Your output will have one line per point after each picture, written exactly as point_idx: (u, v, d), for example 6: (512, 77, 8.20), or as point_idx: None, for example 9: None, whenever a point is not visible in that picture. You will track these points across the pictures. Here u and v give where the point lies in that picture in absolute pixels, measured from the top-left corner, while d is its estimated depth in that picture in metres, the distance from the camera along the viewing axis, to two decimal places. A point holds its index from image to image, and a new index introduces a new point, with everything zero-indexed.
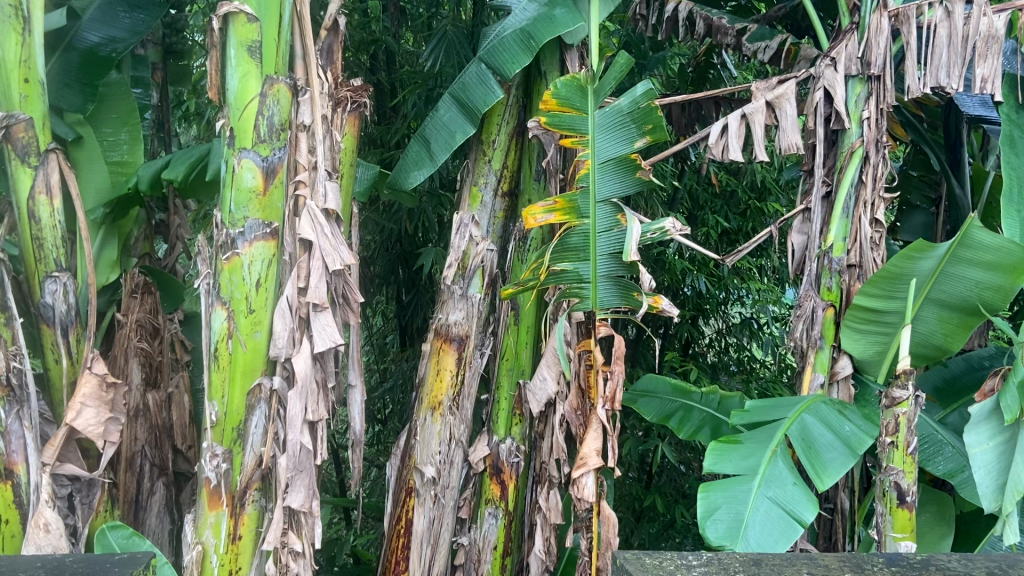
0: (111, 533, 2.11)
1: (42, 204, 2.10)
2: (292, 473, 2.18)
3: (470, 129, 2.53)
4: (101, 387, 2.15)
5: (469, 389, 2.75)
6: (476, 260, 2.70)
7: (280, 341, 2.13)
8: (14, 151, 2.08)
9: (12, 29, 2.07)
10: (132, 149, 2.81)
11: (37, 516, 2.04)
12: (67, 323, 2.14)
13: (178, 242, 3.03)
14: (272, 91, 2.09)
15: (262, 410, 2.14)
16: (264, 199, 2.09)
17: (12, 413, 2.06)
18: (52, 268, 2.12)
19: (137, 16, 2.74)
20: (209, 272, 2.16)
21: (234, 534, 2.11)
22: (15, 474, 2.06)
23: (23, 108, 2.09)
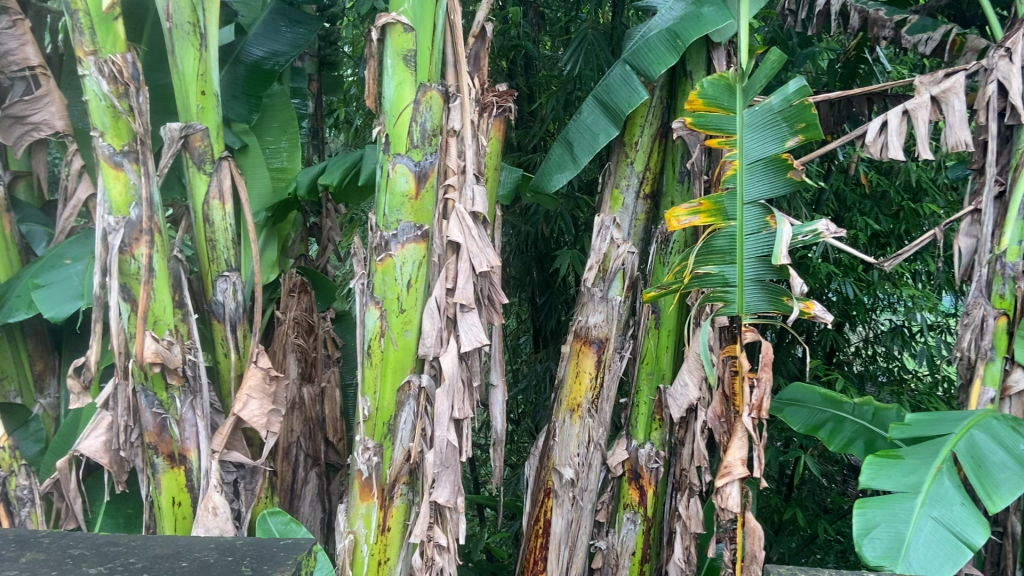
0: (271, 518, 2.23)
1: (216, 208, 2.26)
2: (438, 469, 2.24)
3: (614, 131, 2.52)
4: (265, 380, 2.29)
5: (609, 392, 2.73)
6: (617, 262, 2.69)
7: (429, 340, 2.22)
8: (192, 159, 2.25)
9: (192, 45, 2.22)
10: (291, 155, 2.96)
11: (207, 500, 2.19)
12: (235, 319, 2.31)
13: (330, 244, 3.21)
14: (426, 98, 2.18)
15: (411, 407, 2.23)
16: (416, 202, 2.18)
17: (187, 402, 2.24)
18: (223, 268, 2.28)
19: (298, 30, 2.91)
20: (364, 273, 2.30)
21: (384, 526, 2.22)
22: (189, 460, 2.23)
23: (200, 119, 2.25)
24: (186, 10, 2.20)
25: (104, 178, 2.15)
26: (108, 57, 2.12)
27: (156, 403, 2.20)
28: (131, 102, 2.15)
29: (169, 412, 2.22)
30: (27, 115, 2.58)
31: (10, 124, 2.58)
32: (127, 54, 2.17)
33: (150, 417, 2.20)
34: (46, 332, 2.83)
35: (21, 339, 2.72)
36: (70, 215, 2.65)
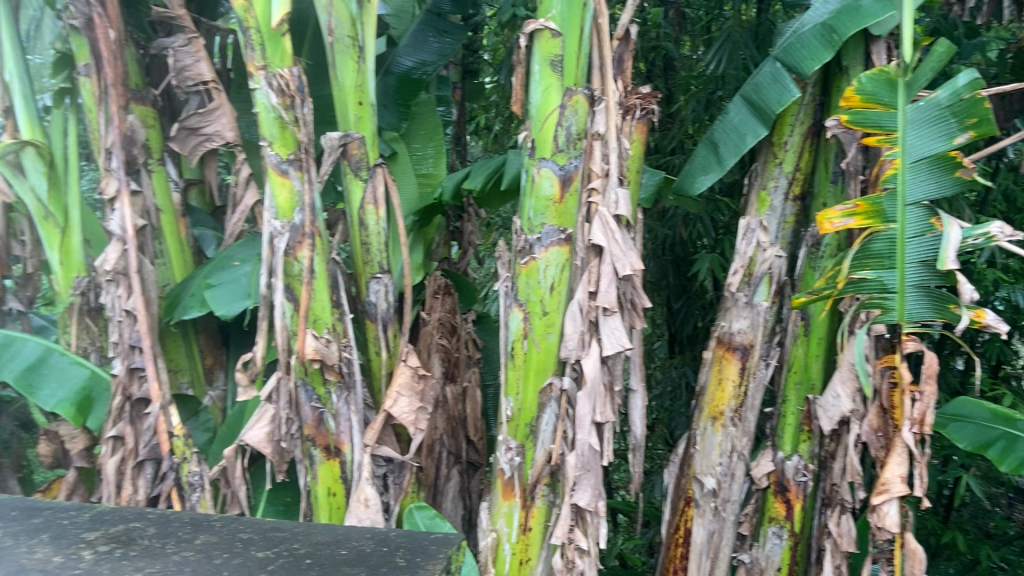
0: (418, 513, 2.37)
1: (370, 213, 2.39)
2: (580, 473, 2.25)
3: (762, 131, 2.45)
4: (414, 378, 2.39)
5: (754, 401, 2.64)
6: (764, 266, 2.60)
7: (570, 342, 2.25)
8: (350, 166, 2.39)
9: (351, 57, 2.35)
10: (436, 162, 3.07)
11: (360, 492, 2.34)
12: (387, 320, 2.45)
13: (471, 247, 3.29)
14: (571, 102, 2.22)
15: (553, 408, 2.30)
16: (560, 206, 2.23)
17: (342, 398, 2.39)
18: (376, 270, 2.41)
19: (444, 40, 3.00)
20: (507, 275, 2.37)
21: (525, 526, 2.30)
22: (343, 453, 2.39)
23: (358, 128, 2.38)
24: (346, 25, 2.33)
25: (272, 185, 2.32)
26: (276, 71, 2.28)
27: (315, 397, 2.36)
28: (296, 113, 2.31)
29: (326, 406, 2.38)
30: (201, 127, 2.80)
31: (187, 135, 2.82)
32: (293, 68, 2.31)
33: (309, 411, 2.37)
34: (216, 329, 3.09)
35: (193, 334, 3.00)
36: (239, 219, 2.95)
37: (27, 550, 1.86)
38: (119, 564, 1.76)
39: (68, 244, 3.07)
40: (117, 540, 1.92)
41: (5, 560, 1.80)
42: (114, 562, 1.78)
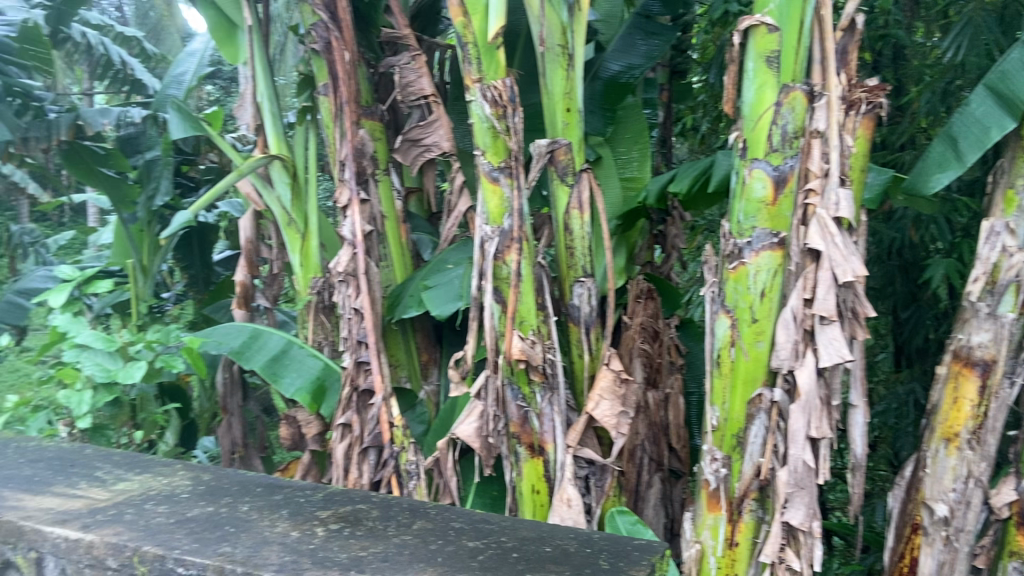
0: (620, 517, 2.38)
1: (575, 218, 2.56)
2: (791, 489, 2.20)
3: (1009, 122, 2.21)
4: (615, 382, 2.49)
5: (997, 423, 2.37)
6: (1010, 273, 2.32)
7: (783, 352, 2.20)
8: (557, 172, 2.57)
9: (561, 65, 2.54)
10: (641, 165, 3.08)
11: (563, 492, 2.44)
12: (589, 322, 2.59)
13: (674, 251, 3.25)
14: (788, 99, 2.16)
15: (762, 420, 2.24)
16: (773, 208, 2.19)
17: (546, 398, 2.51)
18: (580, 274, 2.58)
19: (652, 42, 3.07)
20: (715, 280, 2.36)
21: (732, 540, 2.29)
22: (547, 452, 2.51)
23: (565, 134, 2.57)
24: (557, 34, 2.51)
25: (485, 192, 2.52)
26: (491, 82, 2.46)
27: (520, 396, 2.52)
28: (508, 121, 2.45)
29: (531, 406, 2.53)
30: (422, 138, 3.01)
31: (409, 146, 3.03)
32: (506, 79, 2.48)
33: (515, 409, 2.53)
34: (431, 327, 3.30)
35: (411, 332, 3.22)
36: (452, 224, 3.18)
37: (269, 524, 2.10)
38: (347, 541, 1.95)
39: (308, 247, 3.43)
40: (345, 519, 2.10)
41: (253, 531, 2.04)
42: (344, 539, 1.96)
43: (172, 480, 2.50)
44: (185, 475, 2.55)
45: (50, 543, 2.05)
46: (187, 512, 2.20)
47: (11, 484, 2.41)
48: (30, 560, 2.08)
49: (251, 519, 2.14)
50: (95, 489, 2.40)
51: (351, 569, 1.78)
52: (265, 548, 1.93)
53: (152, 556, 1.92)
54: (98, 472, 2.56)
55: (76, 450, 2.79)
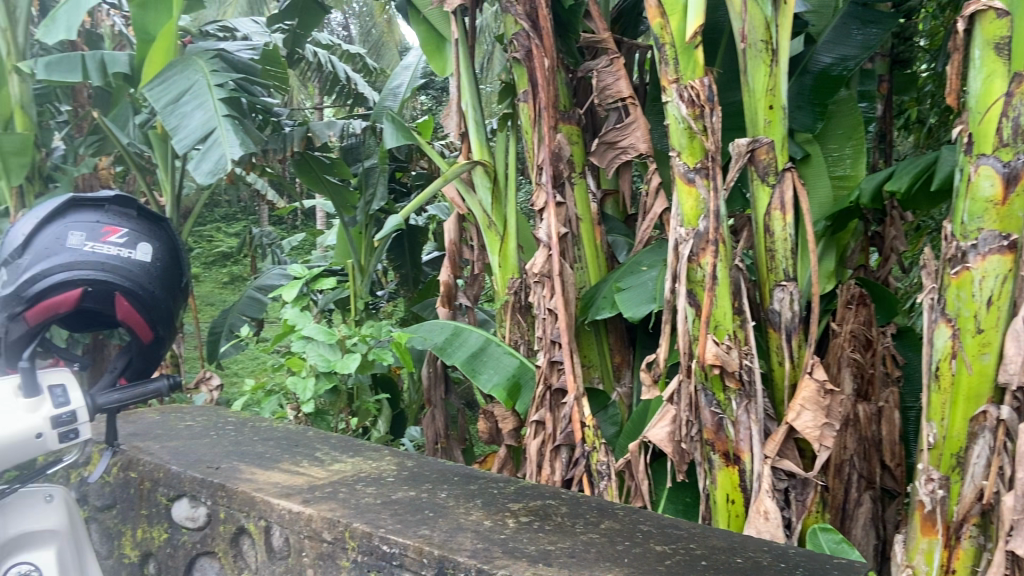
0: (822, 535, 2.25)
1: (777, 219, 2.47)
2: (1018, 516, 1.95)
3: None
4: (819, 393, 2.36)
5: None
6: None
7: (1011, 366, 1.99)
8: (757, 172, 2.48)
9: (763, 62, 2.46)
10: (855, 162, 2.91)
11: (759, 504, 2.35)
12: (791, 328, 2.48)
13: (893, 254, 2.99)
14: (1022, 89, 1.95)
15: (987, 440, 2.03)
16: (1003, 208, 1.98)
17: (741, 405, 2.43)
18: (781, 278, 2.47)
19: (869, 31, 2.90)
20: (933, 286, 2.17)
21: (947, 567, 2.11)
22: (742, 461, 2.44)
23: (767, 132, 2.48)
24: (759, 30, 2.44)
25: (680, 194, 2.50)
26: (688, 83, 2.46)
27: (715, 402, 2.46)
28: (705, 122, 2.44)
29: (726, 412, 2.45)
30: (619, 141, 3.03)
31: (605, 149, 3.06)
32: (705, 78, 2.46)
33: (709, 415, 2.47)
34: (625, 329, 3.31)
35: (604, 333, 3.26)
36: (647, 226, 3.15)
37: (465, 511, 2.22)
38: (536, 535, 2.03)
39: (506, 249, 3.56)
40: (535, 513, 2.20)
41: (450, 517, 2.17)
42: (533, 532, 2.05)
43: (380, 464, 2.70)
44: (391, 460, 2.75)
45: (276, 514, 2.29)
46: (392, 494, 2.37)
47: (246, 459, 2.71)
48: (259, 528, 2.34)
49: (448, 506, 2.26)
50: (315, 467, 2.65)
51: (539, 561, 1.86)
52: (460, 534, 2.05)
53: (360, 533, 2.09)
54: (317, 452, 2.82)
55: (300, 432, 3.09)
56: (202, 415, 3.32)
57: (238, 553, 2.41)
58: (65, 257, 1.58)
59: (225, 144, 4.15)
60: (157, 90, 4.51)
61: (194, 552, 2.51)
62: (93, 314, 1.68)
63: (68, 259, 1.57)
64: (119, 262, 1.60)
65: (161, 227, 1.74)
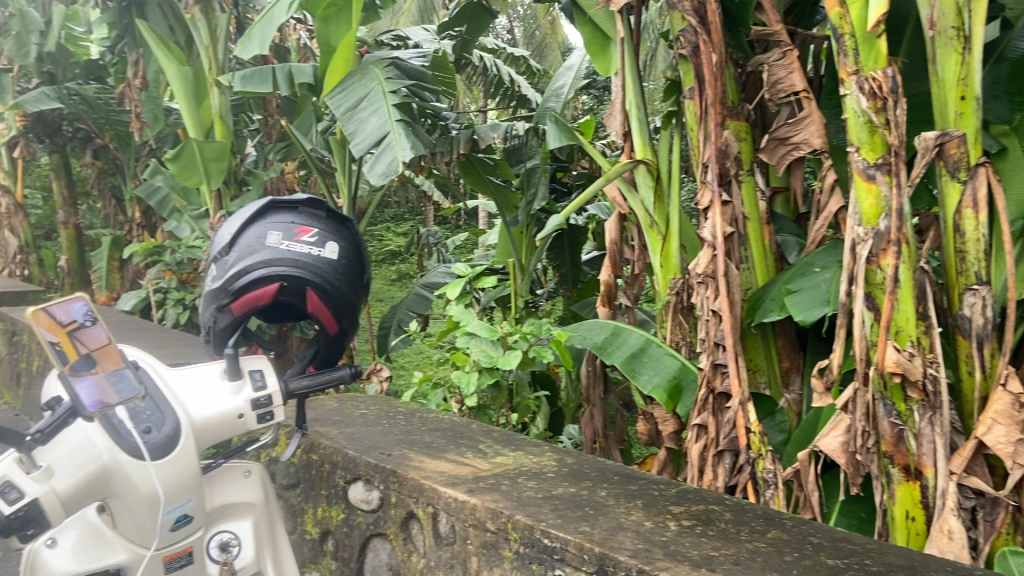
0: (1013, 558, 2.07)
1: (968, 218, 2.29)
2: None
3: None
4: (1014, 406, 2.18)
5: None
6: None
7: None
8: (946, 168, 2.31)
9: (955, 50, 2.31)
10: None
11: (942, 521, 2.19)
12: (983, 336, 2.28)
13: None
14: None
15: None
16: None
17: (926, 417, 2.28)
18: (972, 281, 2.29)
19: None
20: None
21: None
22: (925, 477, 2.28)
23: (958, 125, 2.31)
24: (951, 16, 2.30)
25: (859, 192, 2.38)
26: (869, 74, 2.34)
27: (895, 413, 2.31)
28: (888, 115, 2.31)
29: (907, 424, 2.30)
30: (790, 136, 2.92)
31: (776, 145, 2.96)
32: (888, 69, 2.33)
33: (887, 426, 2.32)
34: (794, 334, 3.20)
35: (772, 337, 3.16)
36: (821, 226, 3.03)
37: (625, 511, 2.22)
38: (699, 539, 2.01)
39: (668, 249, 3.52)
40: (697, 517, 2.17)
41: (610, 516, 2.18)
42: (696, 536, 2.02)
43: (542, 459, 2.75)
44: (552, 456, 2.79)
45: (443, 501, 2.39)
46: (553, 490, 2.41)
47: (415, 447, 2.85)
48: (427, 514, 2.46)
49: (608, 505, 2.27)
50: (479, 458, 2.74)
51: (702, 566, 1.84)
52: (620, 533, 2.06)
53: (523, 525, 2.14)
54: (481, 445, 2.92)
55: (465, 425, 3.20)
56: (375, 404, 3.52)
57: (407, 536, 2.54)
58: (263, 254, 1.72)
59: (398, 147, 4.37)
60: (338, 97, 4.82)
61: (368, 532, 2.67)
62: (285, 307, 1.82)
63: (265, 255, 1.72)
64: (309, 259, 1.73)
65: (346, 228, 1.86)
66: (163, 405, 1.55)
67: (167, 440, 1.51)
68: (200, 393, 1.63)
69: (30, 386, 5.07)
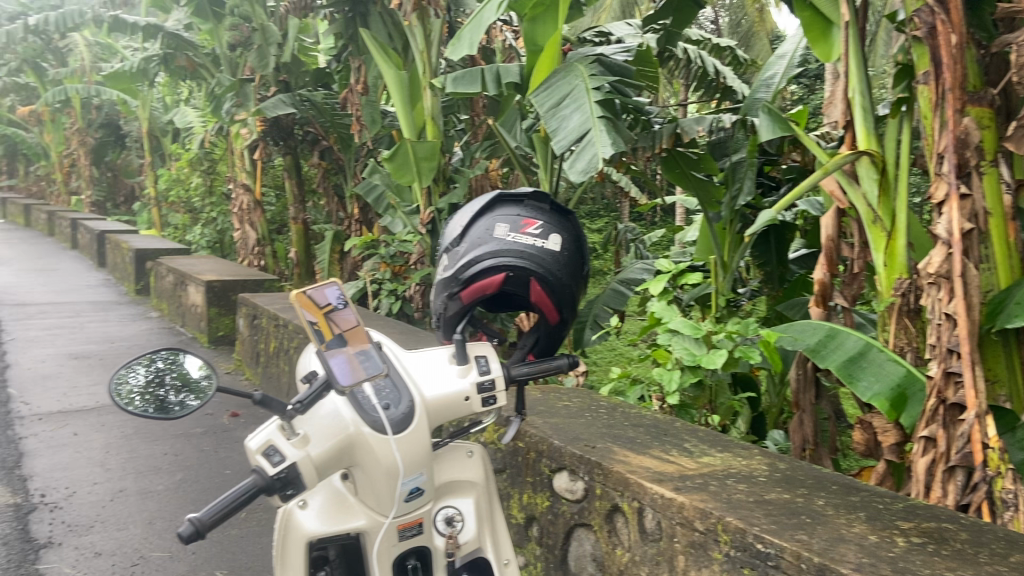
0: None
1: None
2: None
3: None
4: None
5: None
6: None
7: None
8: None
9: None
10: None
11: None
12: None
13: None
14: None
15: None
16: None
17: None
18: None
19: None
20: None
21: None
22: None
23: None
24: None
25: None
26: None
27: None
28: None
29: None
30: None
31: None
32: None
33: None
34: None
35: (1015, 344, 2.84)
36: None
37: (846, 522, 2.11)
38: (931, 558, 1.88)
39: (894, 248, 3.27)
40: (929, 535, 2.02)
41: (829, 526, 2.08)
42: (927, 555, 1.89)
43: (752, 462, 2.66)
44: (762, 460, 2.69)
45: (649, 498, 2.38)
46: (765, 494, 2.32)
47: (619, 441, 2.85)
48: (633, 508, 2.46)
49: (827, 514, 2.16)
50: (685, 457, 2.70)
51: None
52: (841, 545, 1.95)
53: (734, 528, 2.09)
54: (686, 443, 2.87)
55: (668, 422, 3.17)
56: (577, 397, 3.57)
57: (612, 529, 2.56)
58: (493, 245, 1.80)
59: (599, 144, 4.40)
60: (543, 96, 4.92)
61: (573, 521, 2.72)
62: (510, 296, 1.90)
63: (494, 246, 1.80)
64: (534, 250, 1.80)
65: (569, 221, 1.92)
66: (401, 384, 1.67)
67: (402, 416, 1.63)
68: (433, 373, 1.74)
69: (268, 365, 5.65)
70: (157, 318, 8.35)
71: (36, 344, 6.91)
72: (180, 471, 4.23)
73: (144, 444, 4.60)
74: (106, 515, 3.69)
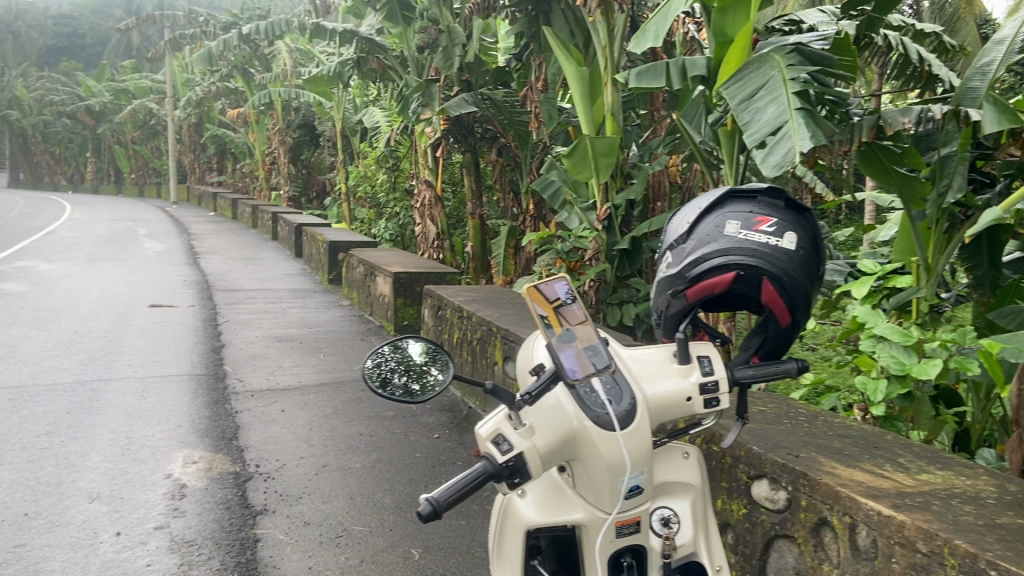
0: None
1: None
2: None
3: None
4: None
5: None
6: None
7: None
8: None
9: None
10: None
11: None
12: None
13: None
14: None
15: None
16: None
17: None
18: None
19: None
20: None
21: None
22: None
23: None
24: None
25: None
26: None
27: None
28: None
29: None
30: None
31: None
32: None
33: None
34: None
35: None
36: None
37: None
38: None
39: None
40: None
41: None
42: None
43: (977, 482, 2.44)
44: (989, 480, 2.46)
45: (863, 514, 2.25)
46: (997, 518, 2.13)
47: (824, 452, 2.71)
48: (844, 523, 2.33)
49: None
50: (898, 472, 2.52)
51: None
52: None
53: (963, 552, 1.95)
54: (899, 458, 2.68)
55: (876, 434, 2.97)
56: (772, 402, 3.42)
57: (819, 543, 2.43)
58: (722, 244, 1.76)
59: (796, 137, 4.19)
60: (734, 88, 4.75)
61: (774, 532, 2.60)
62: (737, 296, 1.85)
63: (723, 245, 1.76)
64: (767, 250, 1.74)
65: (805, 218, 1.83)
66: (623, 382, 1.70)
67: (626, 412, 1.65)
68: (655, 370, 1.75)
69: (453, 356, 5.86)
70: (349, 306, 8.89)
71: (245, 327, 7.56)
72: (375, 451, 4.48)
73: (342, 424, 4.91)
74: (313, 487, 3.97)
